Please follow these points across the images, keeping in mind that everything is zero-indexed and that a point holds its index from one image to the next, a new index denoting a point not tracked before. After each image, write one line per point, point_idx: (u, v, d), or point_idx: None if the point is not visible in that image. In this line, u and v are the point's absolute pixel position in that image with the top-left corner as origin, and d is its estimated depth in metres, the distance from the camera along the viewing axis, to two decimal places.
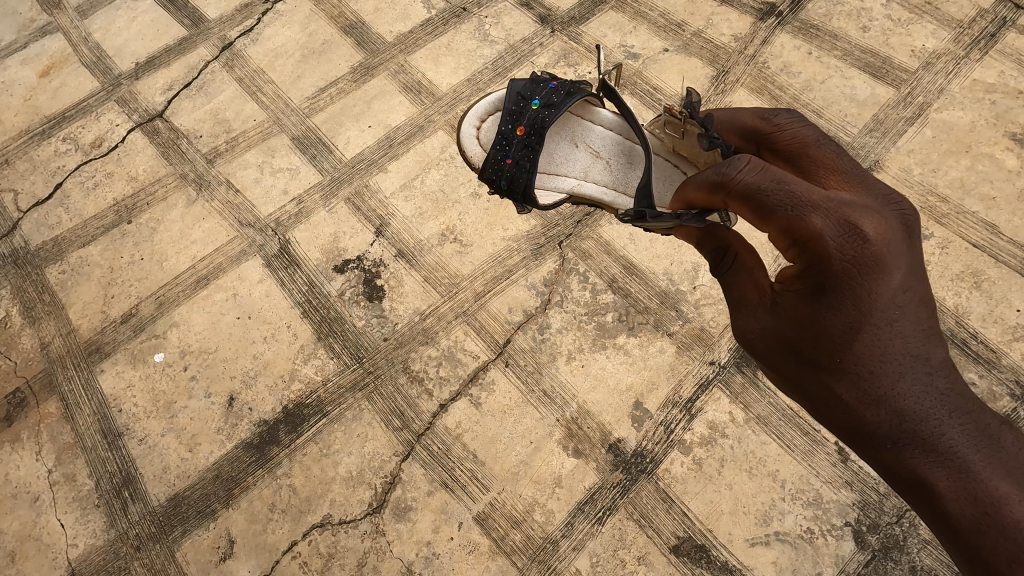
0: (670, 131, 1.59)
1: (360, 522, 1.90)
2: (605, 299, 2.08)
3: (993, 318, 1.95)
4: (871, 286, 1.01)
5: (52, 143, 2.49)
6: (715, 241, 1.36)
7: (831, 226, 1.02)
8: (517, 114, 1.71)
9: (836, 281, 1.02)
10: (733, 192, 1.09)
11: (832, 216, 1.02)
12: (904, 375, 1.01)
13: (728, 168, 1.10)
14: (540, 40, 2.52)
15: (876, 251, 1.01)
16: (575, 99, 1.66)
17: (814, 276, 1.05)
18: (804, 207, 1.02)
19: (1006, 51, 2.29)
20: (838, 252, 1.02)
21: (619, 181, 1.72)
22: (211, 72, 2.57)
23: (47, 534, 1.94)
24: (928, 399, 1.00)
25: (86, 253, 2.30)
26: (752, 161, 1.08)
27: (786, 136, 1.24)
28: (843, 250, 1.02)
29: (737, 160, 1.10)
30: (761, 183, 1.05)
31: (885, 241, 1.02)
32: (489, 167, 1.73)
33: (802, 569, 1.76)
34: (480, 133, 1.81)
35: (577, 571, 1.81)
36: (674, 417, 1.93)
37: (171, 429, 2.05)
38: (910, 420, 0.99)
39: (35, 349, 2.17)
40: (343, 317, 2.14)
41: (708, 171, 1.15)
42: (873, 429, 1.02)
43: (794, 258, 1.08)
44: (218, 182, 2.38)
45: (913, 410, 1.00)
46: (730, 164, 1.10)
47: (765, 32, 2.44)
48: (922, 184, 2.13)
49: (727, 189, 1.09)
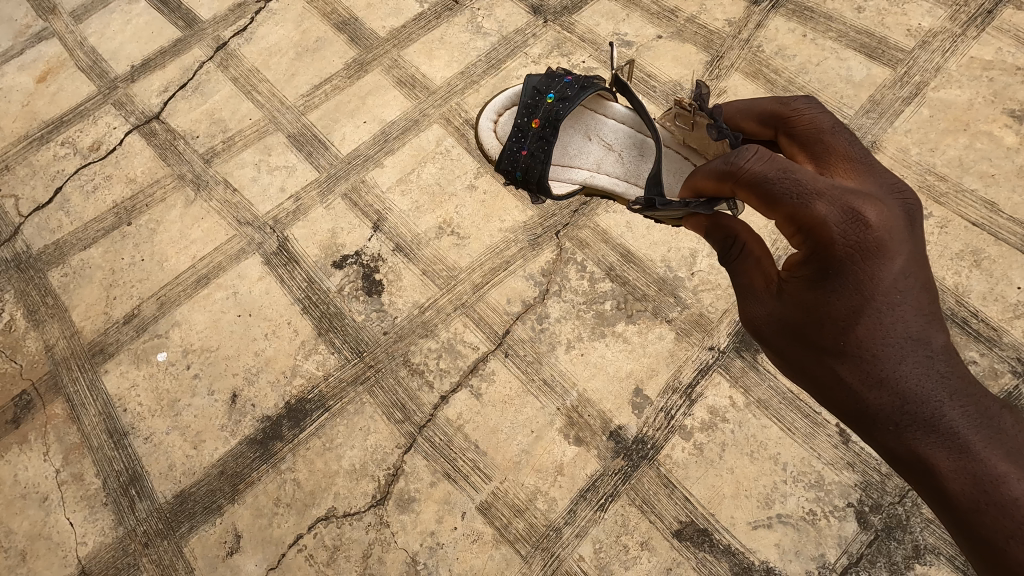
0: (680, 124, 1.59)
1: (364, 514, 1.92)
2: (604, 287, 2.08)
3: (994, 296, 1.94)
4: (873, 270, 1.01)
5: (51, 147, 2.50)
6: (723, 232, 1.32)
7: (836, 212, 1.01)
8: (532, 108, 1.72)
9: (839, 266, 1.02)
10: (742, 181, 1.09)
11: (837, 203, 1.01)
12: (905, 357, 1.01)
13: (737, 159, 1.11)
14: (533, 31, 2.52)
15: (878, 238, 1.01)
16: (588, 93, 1.67)
17: (818, 261, 1.04)
18: (809, 196, 1.02)
19: (1003, 27, 2.27)
20: (841, 239, 1.01)
21: (630, 172, 1.70)
22: (206, 72, 2.58)
23: (56, 533, 1.97)
24: (930, 381, 0.99)
25: (87, 256, 2.31)
26: (760, 152, 1.10)
27: (804, 120, 1.22)
28: (846, 236, 1.01)
29: (745, 150, 1.11)
30: (768, 173, 1.06)
31: (887, 228, 1.01)
32: (505, 159, 1.74)
33: (805, 551, 1.77)
34: (496, 127, 1.82)
35: (581, 558, 1.82)
36: (674, 403, 1.93)
37: (176, 427, 2.06)
38: (912, 402, 0.99)
39: (40, 351, 2.20)
40: (343, 312, 2.15)
41: (717, 161, 1.16)
42: (876, 411, 1.02)
43: (797, 244, 1.07)
44: (215, 182, 2.39)
45: (915, 392, 0.99)
46: (738, 155, 1.12)
47: (759, 16, 2.42)
48: (920, 163, 2.11)
49: (736, 178, 1.10)
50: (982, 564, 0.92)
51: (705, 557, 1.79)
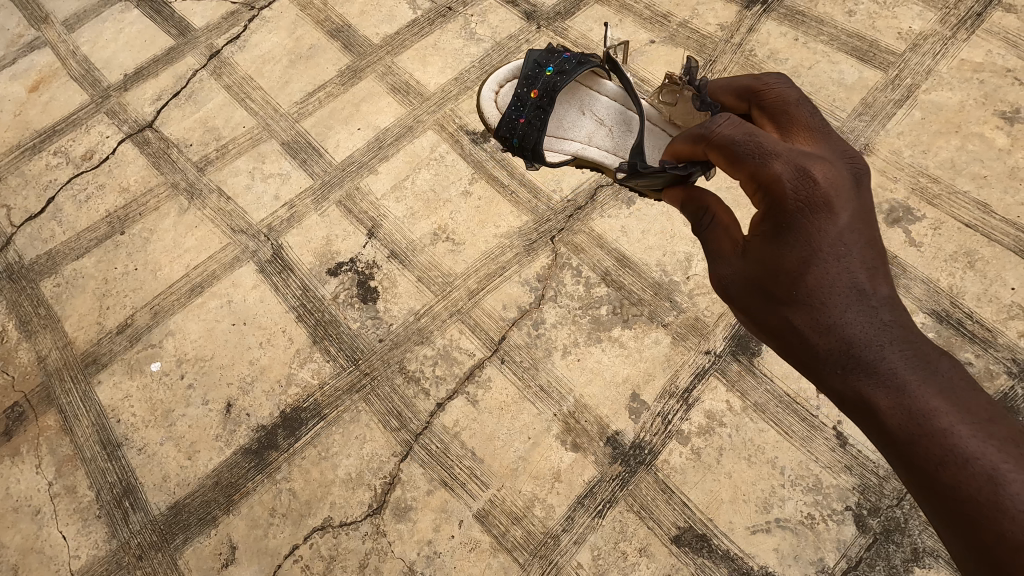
0: (667, 100, 1.64)
1: (360, 523, 1.90)
2: (599, 292, 2.08)
3: (989, 297, 1.94)
4: (821, 222, 1.05)
5: (44, 157, 2.49)
6: (696, 205, 1.36)
7: (789, 170, 1.06)
8: (532, 79, 1.73)
9: (792, 218, 1.06)
10: (712, 144, 1.16)
11: (792, 162, 1.07)
12: (851, 305, 1.05)
13: (710, 124, 1.18)
14: (526, 36, 2.52)
15: (826, 193, 1.05)
16: (585, 67, 1.67)
17: (773, 217, 1.09)
18: (768, 155, 1.07)
19: (993, 29, 2.28)
20: (793, 194, 1.06)
21: (620, 147, 1.71)
22: (200, 80, 2.57)
23: (49, 546, 1.95)
24: (873, 326, 1.03)
25: (80, 265, 2.30)
26: (732, 117, 1.16)
27: (772, 95, 1.25)
28: (798, 192, 1.06)
29: (718, 118, 1.18)
30: (735, 135, 1.12)
31: (835, 184, 1.06)
32: (504, 126, 1.76)
33: (805, 555, 1.76)
34: (498, 98, 1.83)
35: (579, 565, 1.81)
36: (671, 407, 1.93)
37: (171, 438, 2.05)
38: (856, 346, 1.02)
39: (32, 363, 2.18)
40: (338, 320, 2.14)
41: (694, 128, 1.24)
42: (824, 356, 1.05)
43: (757, 197, 1.12)
44: (209, 190, 2.38)
45: (861, 337, 1.03)
46: (711, 122, 1.18)
47: (751, 19, 2.43)
48: (913, 165, 2.12)
49: (708, 141, 1.17)
50: (925, 501, 0.93)
51: (703, 563, 1.78)
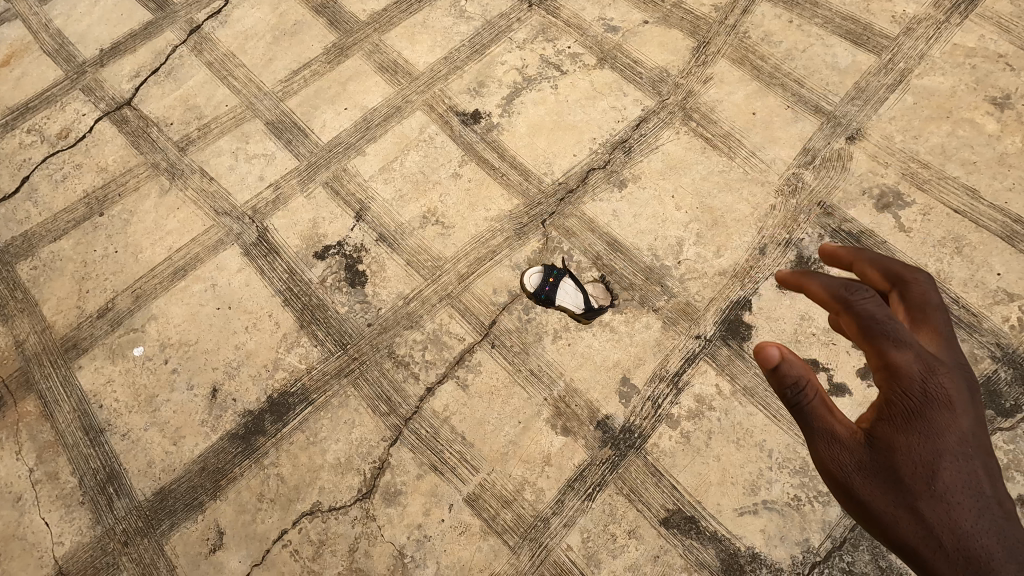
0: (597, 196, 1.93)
1: (350, 508, 1.89)
2: (590, 276, 2.07)
3: (975, 282, 1.96)
4: (942, 410, 0.93)
5: (17, 135, 2.40)
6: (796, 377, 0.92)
7: (916, 364, 0.93)
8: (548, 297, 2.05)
9: (916, 404, 0.93)
10: (850, 316, 0.91)
11: (920, 358, 0.93)
12: (979, 510, 0.89)
13: (854, 293, 0.91)
14: (518, 15, 2.46)
15: (948, 392, 0.93)
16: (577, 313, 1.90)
17: (897, 390, 0.93)
18: (904, 339, 0.92)
19: (986, 14, 2.27)
20: (921, 383, 0.93)
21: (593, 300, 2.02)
22: (179, 56, 2.49)
23: (31, 533, 1.91)
24: (1005, 541, 0.86)
25: (57, 248, 2.23)
26: (878, 296, 0.92)
27: (912, 294, 0.97)
28: (924, 382, 0.93)
29: (863, 287, 0.92)
30: (879, 312, 0.90)
31: (958, 391, 0.94)
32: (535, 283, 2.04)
33: (790, 536, 1.78)
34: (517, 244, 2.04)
35: (569, 547, 1.82)
36: (661, 391, 1.93)
37: (155, 423, 2.01)
38: (988, 559, 0.86)
39: (10, 347, 2.12)
40: (325, 304, 2.10)
41: (826, 279, 0.93)
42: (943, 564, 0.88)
43: (885, 391, 0.94)
44: (191, 171, 2.32)
45: (991, 550, 0.86)
46: (855, 289, 0.92)
47: (746, 1, 2.39)
48: (904, 151, 2.12)
49: (845, 306, 0.91)
50: None
51: (691, 544, 1.80)
